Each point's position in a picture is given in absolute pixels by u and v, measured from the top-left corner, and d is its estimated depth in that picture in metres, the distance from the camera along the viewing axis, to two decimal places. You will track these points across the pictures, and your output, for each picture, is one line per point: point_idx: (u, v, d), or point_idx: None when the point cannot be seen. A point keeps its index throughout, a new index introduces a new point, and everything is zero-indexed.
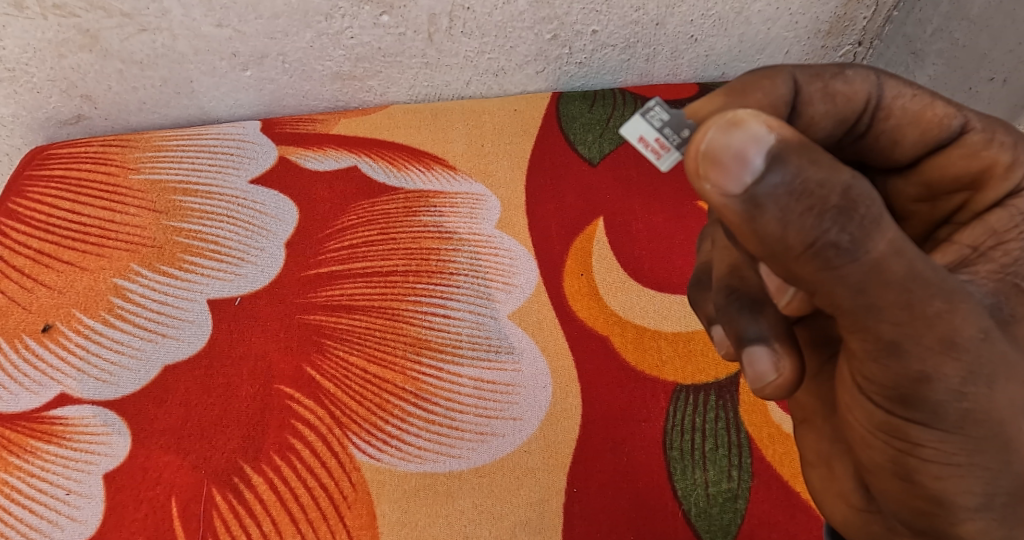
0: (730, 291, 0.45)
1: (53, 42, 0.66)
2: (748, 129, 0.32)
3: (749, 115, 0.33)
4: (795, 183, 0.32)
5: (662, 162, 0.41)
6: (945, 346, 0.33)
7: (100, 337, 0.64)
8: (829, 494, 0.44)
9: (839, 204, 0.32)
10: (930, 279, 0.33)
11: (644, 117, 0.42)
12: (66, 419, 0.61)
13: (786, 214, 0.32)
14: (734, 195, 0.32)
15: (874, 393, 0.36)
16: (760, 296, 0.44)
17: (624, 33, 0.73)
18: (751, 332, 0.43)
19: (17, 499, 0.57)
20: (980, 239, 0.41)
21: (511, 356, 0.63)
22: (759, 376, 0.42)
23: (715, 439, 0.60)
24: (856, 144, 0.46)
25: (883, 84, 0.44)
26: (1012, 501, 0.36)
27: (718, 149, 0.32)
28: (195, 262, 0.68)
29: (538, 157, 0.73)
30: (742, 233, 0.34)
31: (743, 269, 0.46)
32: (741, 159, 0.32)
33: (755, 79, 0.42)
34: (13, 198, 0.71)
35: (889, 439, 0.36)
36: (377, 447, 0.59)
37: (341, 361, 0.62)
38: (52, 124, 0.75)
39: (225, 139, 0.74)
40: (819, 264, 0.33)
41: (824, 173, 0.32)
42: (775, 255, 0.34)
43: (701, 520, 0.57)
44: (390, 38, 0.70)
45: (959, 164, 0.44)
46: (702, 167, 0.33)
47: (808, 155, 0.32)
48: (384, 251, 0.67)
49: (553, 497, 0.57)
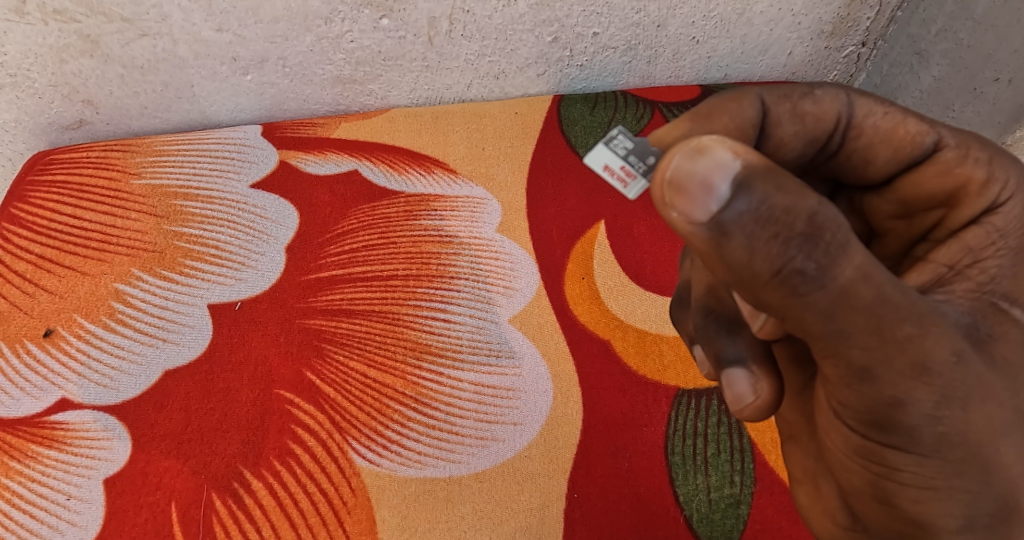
0: (708, 312, 0.49)
1: (54, 48, 0.66)
2: (713, 156, 0.34)
3: (714, 142, 0.35)
4: (761, 209, 0.33)
5: (628, 190, 0.45)
6: (918, 371, 0.36)
7: (101, 342, 0.64)
8: (815, 512, 0.47)
9: (805, 230, 0.34)
10: (899, 303, 0.36)
11: (608, 146, 0.47)
12: (67, 424, 0.61)
13: (752, 240, 0.34)
14: (701, 222, 0.34)
15: (850, 417, 0.39)
16: (737, 318, 0.48)
17: (625, 35, 0.73)
18: (729, 353, 0.46)
19: (18, 503, 0.57)
20: (955, 257, 0.43)
21: (511, 360, 0.62)
22: (737, 398, 0.45)
23: (716, 443, 0.60)
24: (829, 162, 0.49)
25: (853, 103, 0.46)
26: (994, 521, 0.39)
27: (683, 177, 0.34)
28: (196, 267, 0.68)
29: (539, 159, 0.73)
30: (712, 260, 0.36)
31: (720, 290, 0.49)
32: (705, 186, 0.34)
33: (722, 102, 0.45)
34: (15, 203, 0.71)
35: (866, 463, 0.39)
36: (377, 451, 0.59)
37: (342, 366, 0.62)
38: (53, 129, 0.75)
39: (227, 143, 0.74)
40: (787, 290, 0.34)
41: (790, 199, 0.34)
42: (743, 281, 0.35)
43: (702, 526, 0.56)
44: (390, 42, 0.70)
45: (933, 181, 0.45)
46: (669, 195, 0.35)
47: (773, 180, 0.34)
48: (385, 255, 0.67)
49: (553, 502, 0.57)
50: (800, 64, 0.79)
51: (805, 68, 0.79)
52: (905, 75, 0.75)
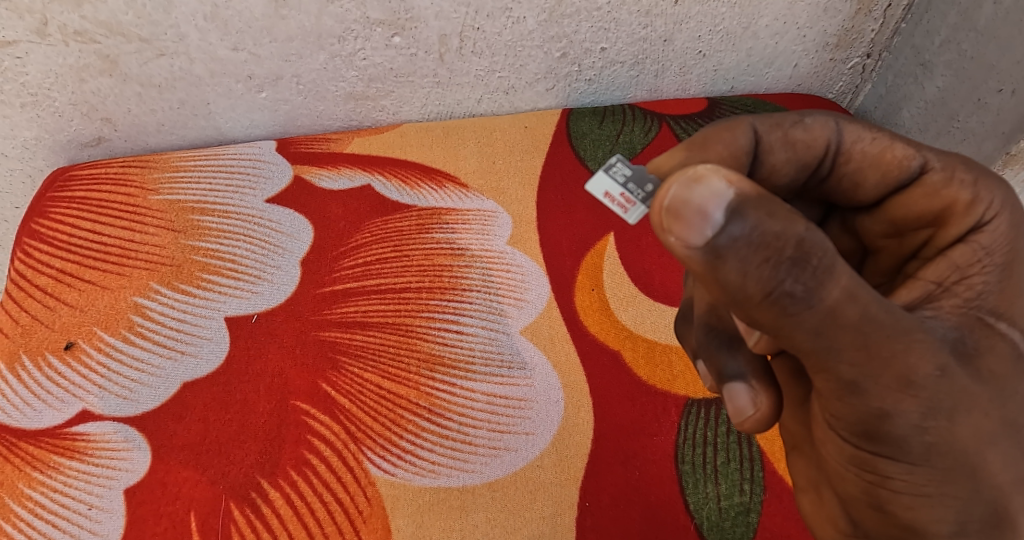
0: (709, 329, 0.49)
1: (74, 67, 0.68)
2: (709, 185, 0.35)
3: (709, 171, 0.35)
4: (754, 234, 0.34)
5: (628, 215, 0.46)
6: (903, 385, 0.37)
7: (121, 354, 0.66)
8: (819, 518, 0.47)
9: (794, 255, 0.34)
10: (885, 323, 0.36)
11: (607, 173, 0.48)
12: (89, 435, 0.62)
13: (745, 264, 0.35)
14: (697, 246, 0.35)
15: (842, 429, 0.40)
16: (737, 333, 0.48)
17: (633, 50, 0.74)
18: (730, 369, 0.47)
19: (41, 513, 0.59)
20: (943, 275, 0.43)
21: (522, 372, 0.63)
22: (739, 411, 0.46)
23: (727, 452, 0.60)
24: (821, 186, 0.50)
25: (842, 130, 0.47)
26: (985, 528, 0.39)
27: (680, 204, 0.35)
28: (213, 280, 0.69)
29: (548, 172, 0.74)
30: (706, 281, 0.36)
31: (721, 306, 0.50)
32: (702, 214, 0.35)
33: (717, 131, 0.46)
34: (36, 218, 0.73)
35: (860, 472, 0.40)
36: (391, 461, 0.60)
37: (356, 377, 0.63)
38: (73, 146, 0.77)
39: (242, 159, 0.76)
40: (778, 310, 0.35)
41: (781, 225, 0.35)
42: (737, 302, 0.36)
43: (713, 533, 0.57)
44: (402, 59, 0.71)
45: (920, 203, 0.46)
46: (667, 221, 0.36)
47: (765, 207, 0.35)
48: (397, 268, 0.68)
49: (566, 511, 0.58)
50: (806, 76, 0.80)
51: (810, 80, 0.80)
52: (910, 85, 0.75)
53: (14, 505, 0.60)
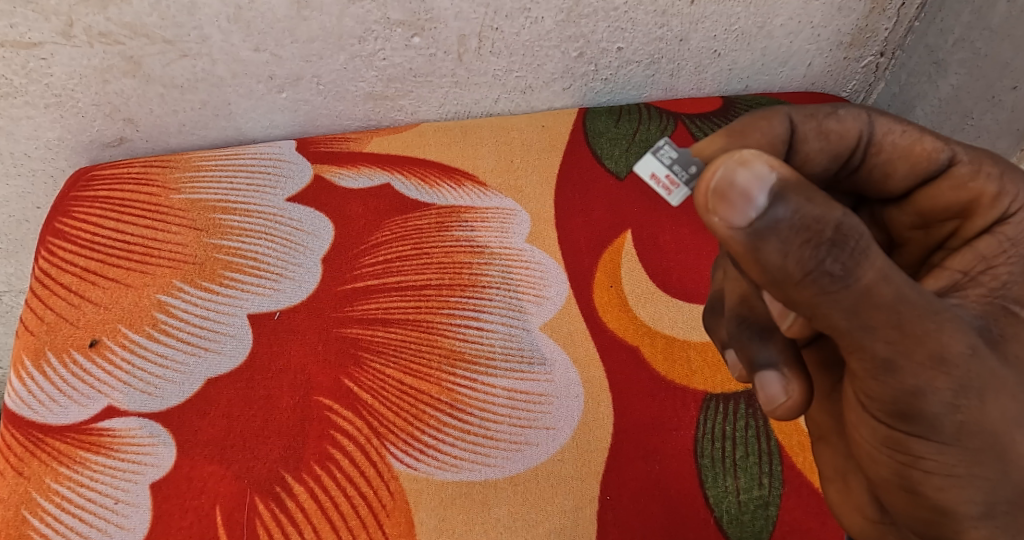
0: (741, 320, 0.50)
1: (98, 69, 0.69)
2: (753, 169, 0.35)
3: (753, 156, 0.36)
4: (796, 217, 0.35)
5: (672, 198, 0.46)
6: (935, 362, 0.38)
7: (145, 352, 0.67)
8: (846, 507, 0.48)
9: (834, 236, 0.35)
10: (918, 302, 0.37)
11: (654, 155, 0.47)
12: (115, 430, 0.64)
13: (786, 245, 0.35)
14: (740, 227, 0.35)
15: (875, 410, 0.40)
16: (768, 324, 0.49)
17: (649, 49, 0.75)
18: (762, 357, 0.48)
19: (69, 507, 0.61)
20: (969, 264, 0.45)
21: (542, 367, 0.64)
22: (770, 398, 0.46)
23: (745, 446, 0.61)
24: (851, 178, 0.50)
25: (873, 122, 0.48)
26: (1010, 509, 0.40)
27: (725, 185, 0.35)
28: (235, 278, 0.69)
29: (566, 170, 0.74)
30: (747, 262, 0.37)
31: (752, 299, 0.51)
32: (746, 197, 0.35)
33: (753, 121, 0.47)
34: (59, 218, 0.74)
35: (892, 453, 0.41)
36: (414, 456, 0.61)
37: (379, 373, 0.64)
38: (95, 146, 0.78)
39: (262, 159, 0.76)
40: (817, 289, 0.36)
41: (820, 209, 0.35)
42: (776, 282, 0.37)
43: (733, 527, 0.58)
44: (421, 59, 0.72)
45: (948, 194, 0.47)
46: (711, 202, 0.36)
47: (804, 192, 0.36)
48: (418, 266, 0.69)
49: (586, 505, 0.59)
50: (820, 75, 0.81)
51: (824, 78, 0.81)
52: (923, 84, 0.75)
53: (41, 500, 0.61)
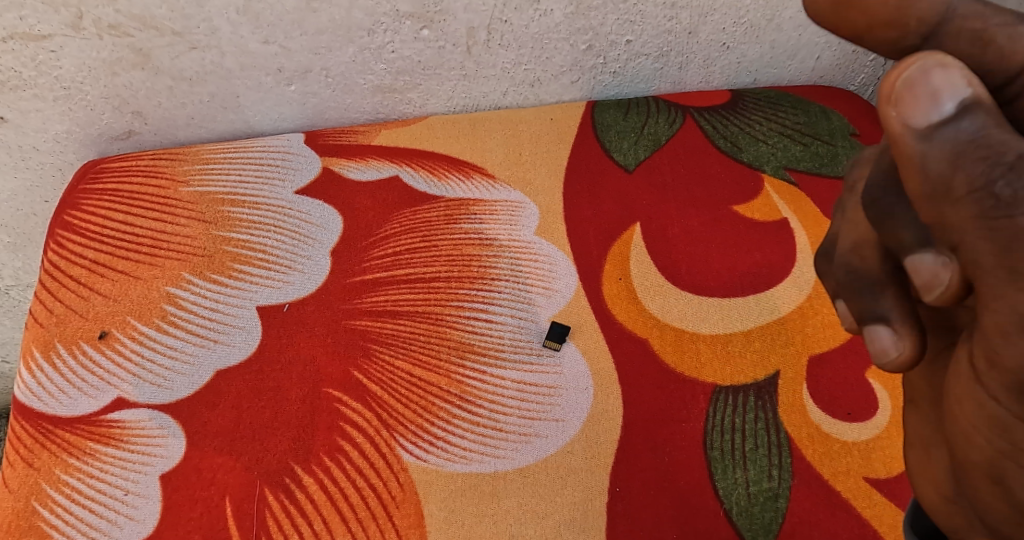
0: (850, 269, 0.40)
1: (107, 61, 0.69)
2: (949, 71, 0.30)
3: (954, 62, 0.30)
4: (980, 132, 0.30)
5: None
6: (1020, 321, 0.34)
7: (154, 343, 0.67)
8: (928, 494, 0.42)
9: (1016, 156, 0.29)
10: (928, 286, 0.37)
11: None
12: (124, 422, 0.64)
13: (959, 157, 0.30)
14: (916, 126, 0.30)
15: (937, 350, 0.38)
16: (880, 278, 0.38)
17: (658, 42, 0.74)
18: (874, 306, 0.38)
19: (79, 498, 0.61)
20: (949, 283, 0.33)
21: (552, 359, 0.64)
22: (882, 350, 0.37)
23: (755, 438, 0.61)
24: None
25: None
26: None
27: (915, 76, 0.30)
28: (244, 270, 0.69)
29: (574, 163, 0.74)
30: (906, 167, 0.31)
31: (864, 249, 0.39)
32: (933, 94, 0.30)
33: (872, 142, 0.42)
34: (68, 210, 0.74)
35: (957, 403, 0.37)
36: (423, 447, 0.61)
37: (388, 365, 0.64)
38: (103, 140, 0.78)
39: (271, 151, 0.76)
40: (976, 211, 0.30)
41: (1008, 133, 0.29)
42: (934, 197, 0.31)
43: (743, 519, 0.58)
44: (430, 52, 0.72)
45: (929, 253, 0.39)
46: (896, 92, 0.31)
47: (994, 115, 0.30)
48: (427, 258, 0.69)
49: (596, 496, 0.59)
50: (829, 68, 0.80)
51: (833, 72, 0.81)
52: None
53: (50, 491, 0.62)
